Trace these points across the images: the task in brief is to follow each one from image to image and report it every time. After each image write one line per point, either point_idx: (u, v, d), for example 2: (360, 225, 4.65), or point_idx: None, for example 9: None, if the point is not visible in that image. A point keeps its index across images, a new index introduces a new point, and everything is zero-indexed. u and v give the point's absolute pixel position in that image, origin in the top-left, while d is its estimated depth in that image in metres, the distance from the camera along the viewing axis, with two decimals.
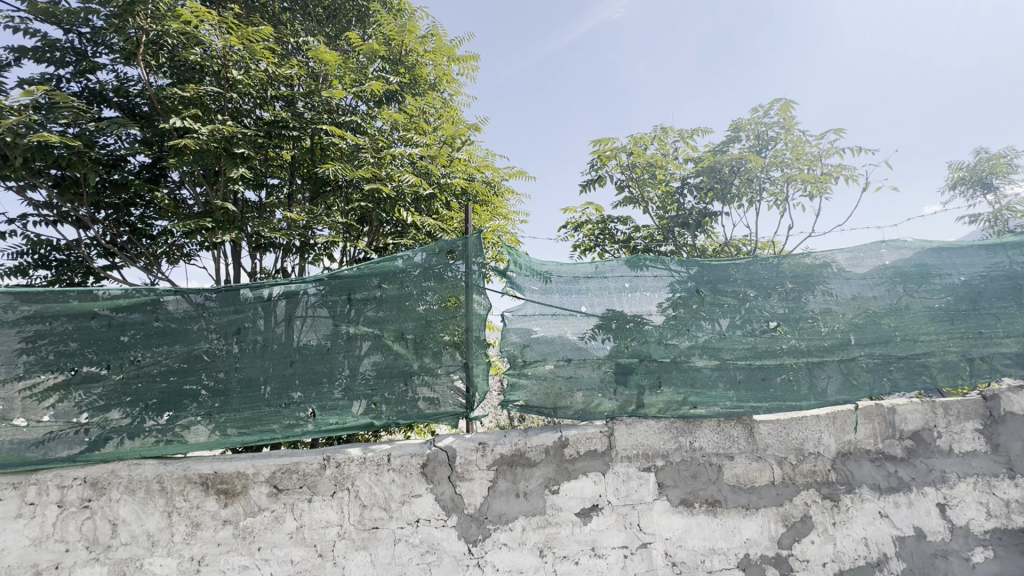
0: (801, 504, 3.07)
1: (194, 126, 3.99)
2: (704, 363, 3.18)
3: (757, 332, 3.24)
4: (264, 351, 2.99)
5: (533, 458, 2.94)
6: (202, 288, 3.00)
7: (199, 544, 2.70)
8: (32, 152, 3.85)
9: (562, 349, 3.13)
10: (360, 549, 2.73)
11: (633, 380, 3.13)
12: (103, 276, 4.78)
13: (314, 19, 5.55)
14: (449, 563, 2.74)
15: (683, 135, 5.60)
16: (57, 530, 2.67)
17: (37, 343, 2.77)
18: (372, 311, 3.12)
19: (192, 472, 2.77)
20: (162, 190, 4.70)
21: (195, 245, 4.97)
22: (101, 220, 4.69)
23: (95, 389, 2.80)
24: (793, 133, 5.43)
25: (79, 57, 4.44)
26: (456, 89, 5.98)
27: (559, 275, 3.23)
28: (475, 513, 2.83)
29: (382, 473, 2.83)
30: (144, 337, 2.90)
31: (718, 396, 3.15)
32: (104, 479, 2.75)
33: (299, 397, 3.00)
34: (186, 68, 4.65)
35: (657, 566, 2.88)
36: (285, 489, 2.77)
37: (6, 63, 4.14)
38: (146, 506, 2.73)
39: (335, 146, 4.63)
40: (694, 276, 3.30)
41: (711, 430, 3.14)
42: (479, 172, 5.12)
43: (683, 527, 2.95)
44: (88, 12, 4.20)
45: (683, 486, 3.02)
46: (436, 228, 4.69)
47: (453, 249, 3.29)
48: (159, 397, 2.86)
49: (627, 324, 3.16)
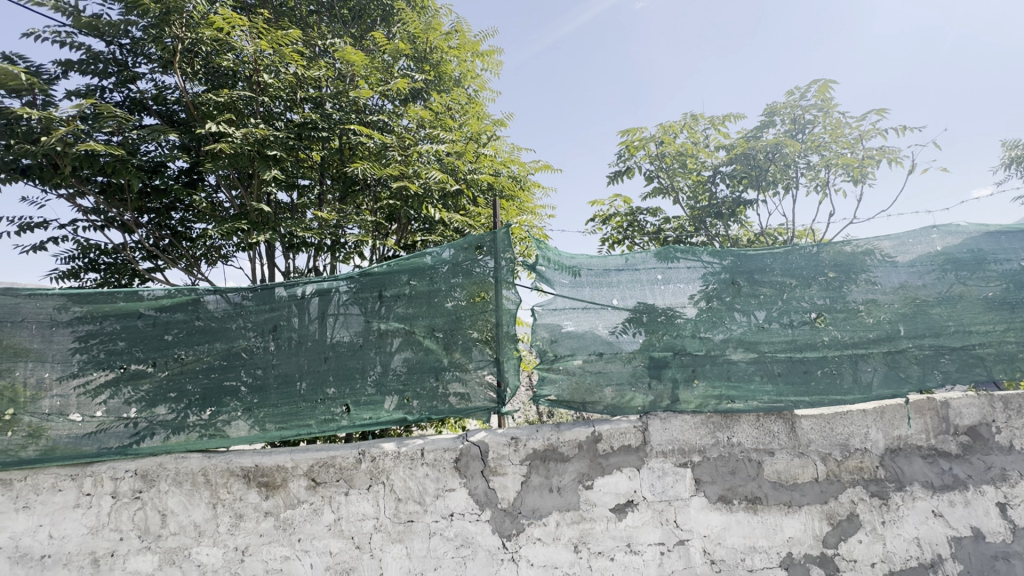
0: (847, 502, 2.95)
1: (228, 129, 4.14)
2: (739, 356, 3.08)
3: (796, 324, 3.12)
4: (299, 348, 3.06)
5: (566, 453, 2.92)
6: (239, 288, 3.09)
7: (242, 535, 2.79)
8: (81, 160, 4.06)
9: (593, 343, 3.09)
10: (395, 542, 2.77)
11: (666, 374, 3.06)
12: (148, 278, 5.00)
13: (340, 21, 5.63)
14: (483, 557, 2.75)
15: (714, 123, 5.48)
16: (112, 519, 2.81)
17: (89, 343, 2.92)
18: (402, 307, 3.16)
19: (235, 465, 2.86)
20: (200, 194, 4.86)
21: (232, 246, 5.13)
22: (145, 224, 4.90)
23: (143, 386, 2.92)
24: (832, 116, 5.22)
25: (120, 67, 4.63)
26: (480, 85, 5.97)
27: (589, 268, 3.19)
28: (508, 508, 2.83)
29: (416, 467, 2.85)
30: (187, 335, 3.01)
31: (755, 390, 3.05)
32: (153, 471, 2.86)
33: (333, 393, 3.05)
34: (219, 73, 4.76)
35: (695, 564, 2.83)
36: (322, 482, 2.83)
37: (55, 77, 4.35)
38: (192, 498, 2.83)
39: (363, 146, 4.70)
40: (729, 267, 3.21)
41: (749, 425, 3.04)
42: (505, 166, 5.10)
43: (722, 524, 2.88)
44: (127, 24, 4.37)
45: (721, 482, 2.94)
46: (463, 224, 4.70)
47: (481, 244, 3.29)
48: (201, 393, 2.97)
49: (658, 317, 3.09)
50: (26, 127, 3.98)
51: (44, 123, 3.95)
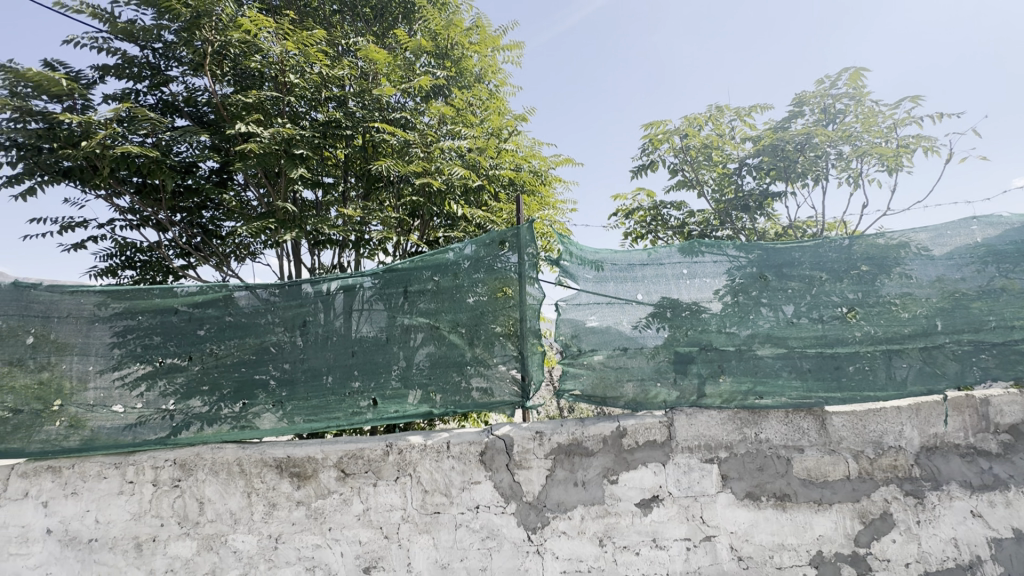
0: (880, 501, 2.88)
1: (257, 129, 4.26)
2: (766, 352, 3.04)
3: (826, 319, 3.05)
4: (327, 343, 3.14)
5: (591, 447, 2.92)
6: (268, 284, 3.18)
7: (276, 523, 2.88)
8: (118, 161, 4.22)
9: (617, 338, 3.08)
10: (423, 532, 2.83)
11: (693, 370, 3.04)
12: (181, 275, 5.18)
13: (362, 20, 5.69)
14: (508, 549, 2.79)
15: (740, 114, 5.39)
16: (153, 506, 2.92)
17: (127, 337, 3.05)
18: (425, 302, 3.20)
19: (268, 455, 2.95)
20: (229, 192, 4.99)
21: (261, 244, 5.27)
22: (178, 222, 5.06)
23: (178, 379, 3.04)
24: (865, 104, 5.07)
25: (153, 71, 4.78)
26: (501, 80, 5.97)
27: (613, 263, 3.17)
28: (533, 501, 2.85)
29: (442, 460, 2.90)
30: (218, 330, 3.11)
31: (783, 386, 3.00)
32: (191, 460, 2.97)
33: (360, 386, 3.12)
34: (247, 75, 4.88)
35: (722, 560, 2.81)
36: (351, 473, 2.90)
37: (93, 81, 4.52)
38: (228, 487, 2.93)
39: (386, 143, 4.75)
40: (756, 261, 3.15)
41: (778, 422, 2.99)
42: (527, 161, 5.09)
43: (750, 521, 2.85)
44: (160, 29, 4.51)
45: (749, 479, 2.91)
46: (485, 220, 4.73)
47: (503, 239, 3.30)
48: (234, 386, 3.07)
49: (683, 312, 3.06)
50: (67, 131, 4.16)
51: (84, 127, 4.12)
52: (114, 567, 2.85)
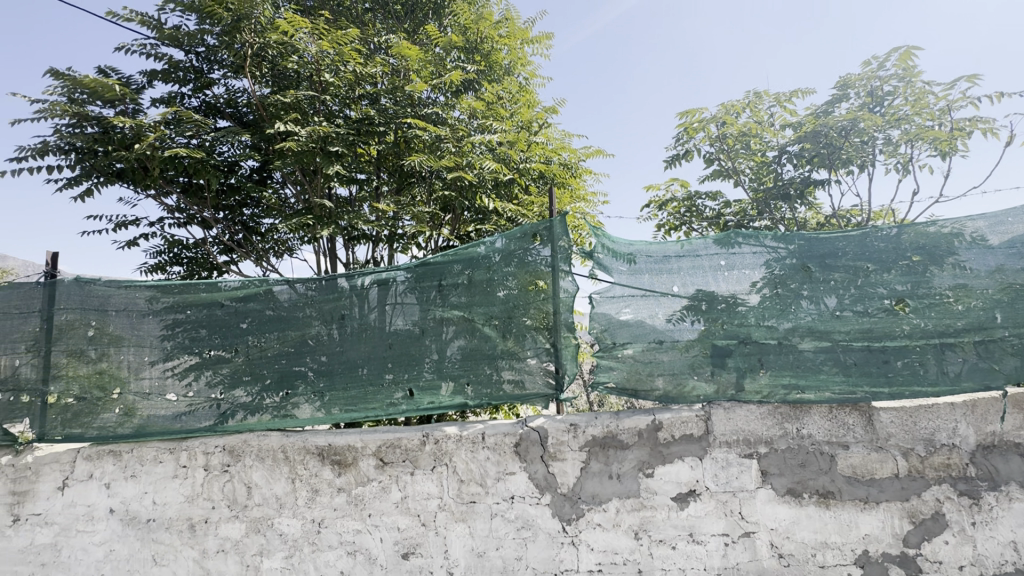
0: (931, 501, 2.76)
1: (295, 128, 4.39)
2: (808, 345, 2.94)
3: (873, 311, 2.93)
4: (362, 335, 3.22)
5: (626, 440, 2.90)
6: (306, 279, 3.29)
7: (319, 508, 2.99)
8: (166, 162, 4.43)
9: (652, 332, 3.04)
10: (459, 521, 2.88)
11: (730, 363, 2.97)
12: (225, 270, 5.40)
13: (393, 17, 5.76)
14: (543, 540, 2.82)
15: (779, 99, 5.22)
16: (205, 489, 3.07)
17: (175, 330, 3.21)
18: (457, 296, 3.24)
19: (311, 443, 3.06)
20: (268, 190, 5.17)
21: (298, 240, 5.43)
22: (221, 220, 5.28)
23: (223, 370, 3.18)
24: (916, 86, 4.82)
25: (197, 74, 4.98)
26: (530, 72, 5.94)
27: (648, 255, 3.13)
28: (568, 493, 2.86)
29: (477, 451, 2.94)
30: (259, 323, 3.24)
31: (827, 381, 2.90)
32: (239, 447, 3.10)
33: (395, 378, 3.19)
34: (285, 76, 5.02)
35: (762, 556, 2.77)
36: (389, 462, 2.98)
37: (142, 86, 4.75)
38: (274, 473, 3.06)
39: (418, 139, 4.79)
40: (796, 251, 3.05)
41: (821, 417, 2.90)
42: (557, 153, 5.06)
43: (791, 518, 2.79)
44: (203, 33, 4.68)
45: (790, 475, 2.83)
46: (517, 213, 4.74)
47: (535, 233, 3.31)
48: (277, 376, 3.19)
49: (719, 305, 3.00)
50: (120, 134, 4.40)
51: (135, 130, 4.35)
52: (171, 545, 3.03)
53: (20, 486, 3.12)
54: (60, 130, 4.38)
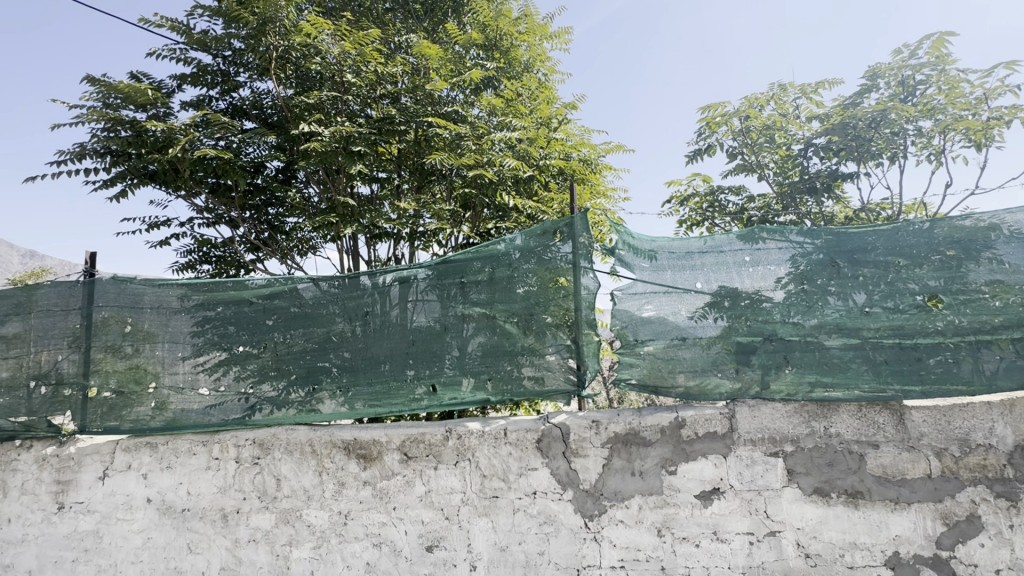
0: (966, 502, 2.69)
1: (319, 129, 4.48)
2: (835, 342, 2.88)
3: (904, 308, 2.85)
4: (385, 332, 3.27)
5: (649, 437, 2.89)
6: (330, 276, 3.36)
7: (345, 500, 3.06)
8: (196, 164, 4.57)
9: (674, 328, 3.02)
10: (482, 515, 2.92)
11: (755, 361, 2.93)
12: (251, 268, 5.54)
13: (413, 17, 5.80)
14: (566, 535, 2.84)
15: (805, 91, 5.11)
16: (236, 481, 3.18)
17: (205, 327, 3.32)
18: (477, 293, 3.27)
19: (337, 438, 3.13)
20: (293, 190, 5.28)
21: (322, 238, 5.54)
22: (247, 220, 5.42)
23: (251, 365, 3.28)
24: (950, 73, 4.67)
25: (224, 77, 5.11)
26: (549, 68, 5.92)
27: (670, 252, 3.11)
28: (590, 489, 2.87)
29: (499, 446, 2.97)
30: (285, 320, 3.32)
31: (856, 379, 2.84)
32: (268, 440, 3.19)
33: (417, 374, 3.24)
34: (309, 77, 5.11)
35: (788, 556, 2.73)
36: (413, 456, 3.03)
37: (172, 90, 4.89)
38: (302, 465, 3.14)
39: (439, 137, 4.82)
40: (824, 246, 2.99)
41: (849, 415, 2.84)
42: (577, 149, 5.03)
43: (818, 518, 2.74)
44: (230, 37, 4.79)
45: (817, 474, 2.79)
46: (537, 210, 4.74)
47: (556, 230, 3.31)
48: (303, 372, 3.27)
49: (743, 301, 2.96)
50: (153, 137, 4.56)
51: (167, 133, 4.49)
52: (205, 534, 3.14)
53: (64, 475, 3.27)
54: (97, 134, 4.55)
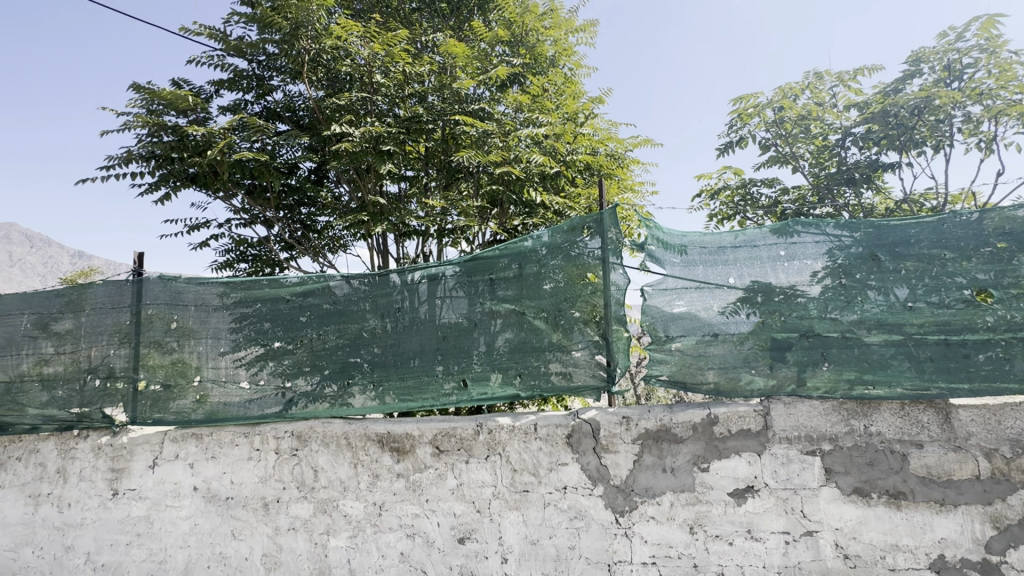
0: (1018, 506, 2.57)
1: (350, 130, 4.58)
2: (876, 339, 2.79)
3: (951, 303, 2.73)
4: (415, 328, 3.34)
5: (680, 434, 2.87)
6: (360, 274, 3.44)
7: (380, 492, 3.15)
8: (234, 166, 4.74)
9: (705, 324, 2.98)
10: (513, 509, 2.96)
11: (791, 357, 2.86)
12: (286, 266, 5.72)
13: (439, 15, 5.85)
14: (596, 530, 2.85)
15: (843, 78, 4.94)
16: (276, 471, 3.30)
17: (242, 323, 3.45)
18: (505, 289, 3.30)
19: (371, 431, 3.22)
20: (325, 190, 5.42)
21: (352, 236, 5.66)
22: (281, 219, 5.59)
23: (287, 360, 3.40)
24: (1002, 56, 4.44)
25: (259, 81, 5.27)
26: (575, 62, 5.89)
27: (701, 246, 3.06)
28: (621, 485, 2.87)
29: (530, 441, 3.00)
30: (319, 317, 3.42)
31: (898, 376, 2.74)
32: (306, 433, 3.30)
33: (447, 369, 3.29)
34: (339, 79, 5.23)
35: (826, 557, 2.67)
36: (445, 450, 3.09)
37: (210, 95, 5.08)
38: (338, 457, 3.24)
39: (466, 135, 4.86)
40: (863, 239, 2.90)
41: (891, 414, 2.76)
42: (604, 144, 4.99)
43: (858, 518, 2.68)
44: (264, 43, 4.94)
45: (856, 474, 2.71)
46: (564, 206, 4.74)
47: (584, 226, 3.30)
48: (337, 367, 3.36)
49: (777, 296, 2.90)
50: (194, 141, 4.75)
51: (207, 138, 4.68)
52: (248, 522, 3.28)
53: (117, 463, 3.47)
54: (142, 139, 4.77)
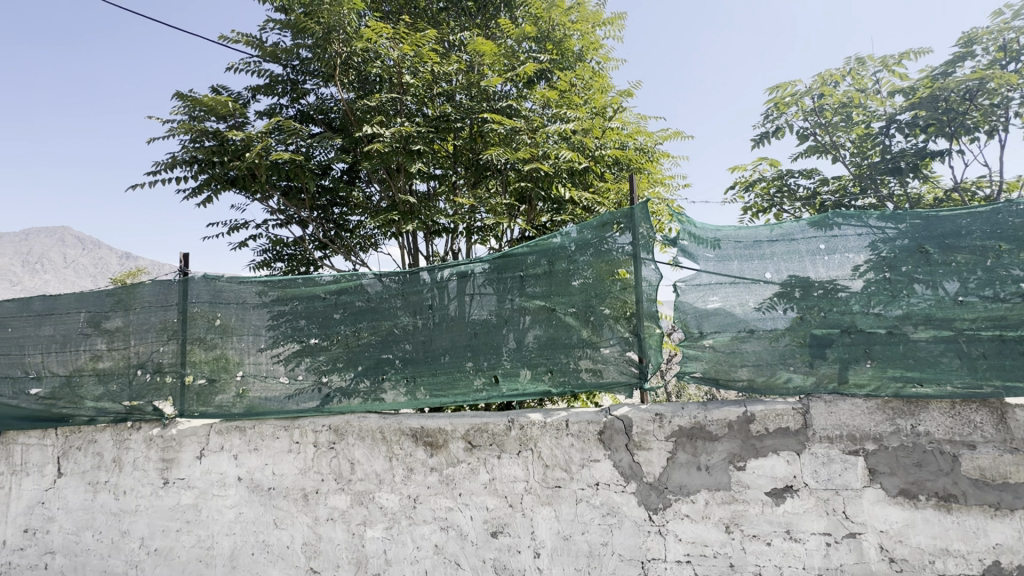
0: None
1: (381, 130, 4.67)
2: (923, 335, 2.66)
3: (1006, 297, 2.59)
4: (445, 325, 3.39)
5: (715, 432, 2.82)
6: (391, 272, 3.51)
7: (414, 485, 3.22)
8: (271, 169, 4.90)
9: (741, 320, 2.91)
10: (545, 504, 2.97)
11: (831, 354, 2.78)
12: (320, 265, 5.88)
13: (465, 14, 5.89)
14: (629, 527, 2.84)
15: (887, 63, 4.73)
16: (315, 463, 3.41)
17: (280, 320, 3.58)
18: (534, 286, 3.31)
19: (405, 426, 3.29)
20: (356, 190, 5.55)
21: (383, 235, 5.78)
22: (315, 219, 5.75)
23: (323, 356, 3.50)
24: None
25: (293, 85, 5.42)
26: (603, 56, 5.83)
27: (736, 240, 3.00)
28: (654, 483, 2.85)
29: (561, 437, 3.00)
30: (352, 314, 3.51)
31: (948, 374, 2.62)
32: (343, 427, 3.40)
33: (477, 366, 3.33)
34: (369, 81, 5.33)
35: (870, 560, 2.59)
36: (477, 445, 3.13)
37: (248, 101, 5.26)
38: (374, 451, 3.32)
39: (494, 132, 4.88)
40: (910, 231, 2.77)
41: (940, 413, 2.64)
42: (632, 138, 4.93)
43: (905, 521, 2.58)
44: (298, 48, 5.08)
45: (903, 475, 2.61)
46: (593, 202, 4.71)
47: (614, 221, 3.28)
48: (371, 363, 3.44)
49: (816, 291, 2.81)
50: (233, 145, 4.93)
51: (245, 142, 4.85)
52: (289, 512, 3.40)
53: (167, 454, 3.65)
54: (186, 145, 4.98)
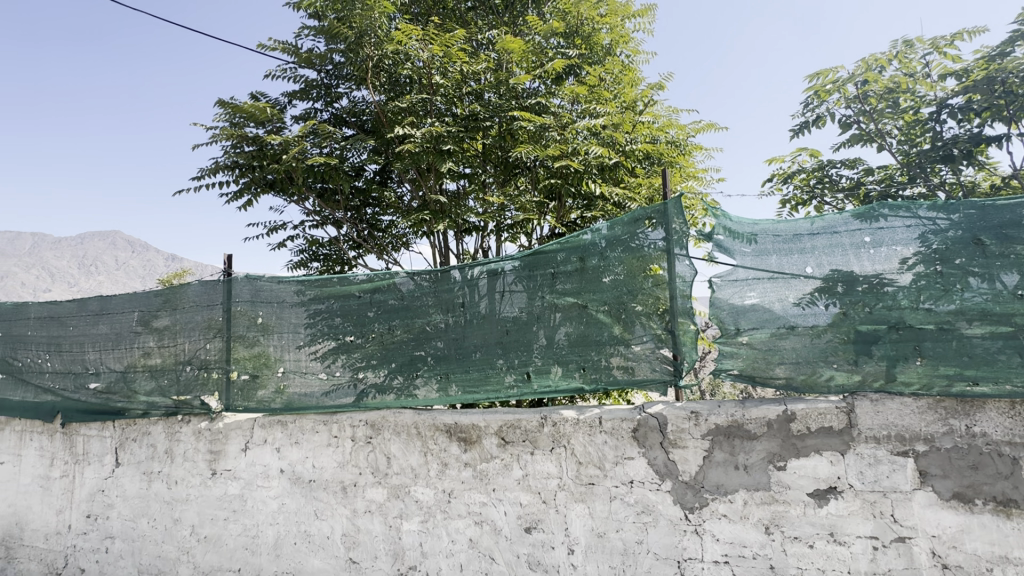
0: None
1: (412, 131, 4.74)
2: (979, 331, 2.52)
3: None
4: (477, 323, 3.43)
5: (753, 431, 2.76)
6: (423, 271, 3.57)
7: (448, 480, 3.27)
8: (307, 171, 5.05)
9: (780, 316, 2.83)
10: (579, 501, 2.97)
11: (877, 352, 2.67)
12: (354, 264, 6.04)
13: (493, 13, 5.90)
14: (665, 526, 2.81)
15: (938, 45, 4.48)
16: (353, 457, 3.51)
17: (317, 319, 3.69)
18: (564, 283, 3.30)
19: (439, 421, 3.34)
20: (388, 190, 5.66)
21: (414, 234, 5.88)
22: (349, 220, 5.90)
23: (359, 353, 3.59)
24: None
25: (327, 90, 5.57)
26: (633, 49, 5.75)
27: (774, 234, 2.91)
28: (691, 481, 2.81)
29: (594, 435, 2.99)
30: (385, 312, 3.59)
31: (1007, 373, 2.46)
32: (379, 422, 3.49)
33: (509, 362, 3.35)
34: (399, 82, 5.41)
35: (921, 565, 2.48)
36: (510, 441, 3.16)
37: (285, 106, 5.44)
38: (409, 446, 3.40)
39: (523, 130, 4.89)
40: (963, 222, 2.62)
41: (998, 414, 2.50)
42: (664, 131, 4.84)
43: (959, 526, 2.46)
44: (331, 53, 5.21)
45: (956, 478, 2.49)
46: (624, 198, 4.65)
47: (646, 217, 3.24)
48: (405, 360, 3.51)
49: (860, 286, 2.71)
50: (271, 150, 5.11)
51: (283, 145, 5.02)
52: (329, 503, 3.52)
53: (215, 446, 3.83)
54: (227, 151, 5.19)
